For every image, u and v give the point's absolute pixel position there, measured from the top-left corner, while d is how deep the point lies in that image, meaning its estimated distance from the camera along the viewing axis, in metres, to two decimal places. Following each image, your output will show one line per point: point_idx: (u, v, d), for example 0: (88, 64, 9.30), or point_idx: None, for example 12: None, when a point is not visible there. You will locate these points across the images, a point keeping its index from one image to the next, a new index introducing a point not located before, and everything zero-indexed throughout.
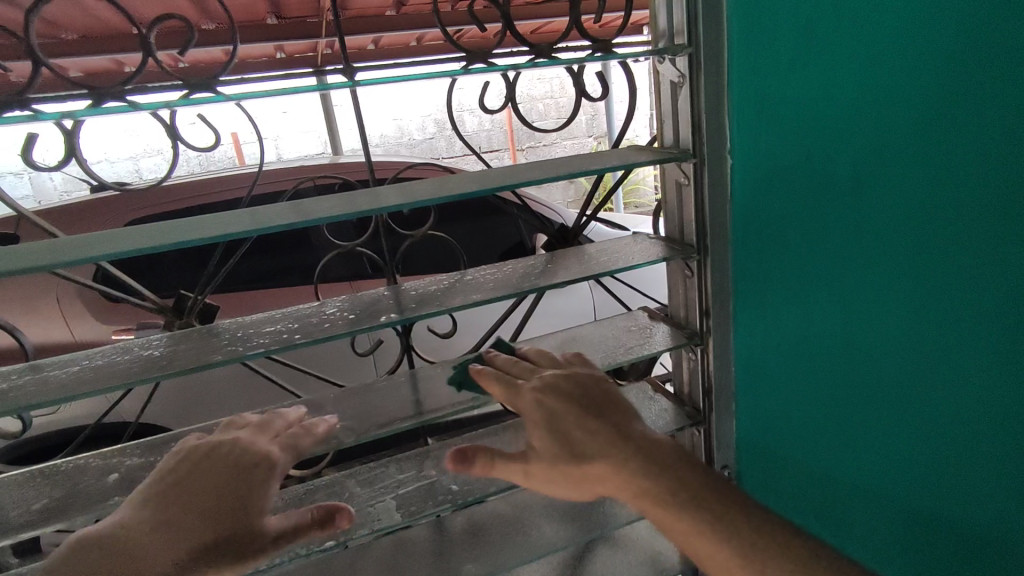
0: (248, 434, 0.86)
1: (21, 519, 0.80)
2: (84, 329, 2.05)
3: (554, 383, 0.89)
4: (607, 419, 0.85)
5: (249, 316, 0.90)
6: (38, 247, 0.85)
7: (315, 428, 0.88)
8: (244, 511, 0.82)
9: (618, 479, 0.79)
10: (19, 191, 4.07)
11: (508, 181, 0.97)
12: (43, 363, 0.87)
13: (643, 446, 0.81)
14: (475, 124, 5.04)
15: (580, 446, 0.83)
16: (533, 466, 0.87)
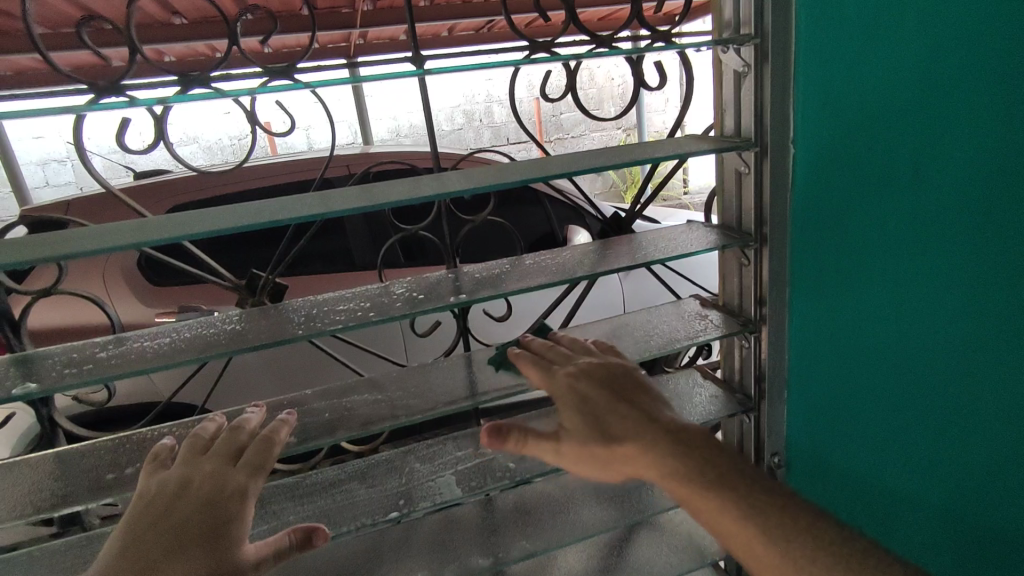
0: (209, 462, 0.81)
1: (115, 480, 0.86)
2: (131, 310, 2.13)
3: (589, 368, 0.89)
4: (635, 403, 0.85)
5: (323, 295, 0.95)
6: (130, 226, 0.90)
7: (276, 436, 0.84)
8: (229, 541, 0.75)
9: (649, 459, 0.78)
10: (63, 178, 4.20)
11: (569, 167, 0.99)
12: (127, 336, 0.91)
13: (675, 430, 0.80)
14: (504, 116, 5.04)
15: (611, 427, 0.82)
16: (565, 446, 0.83)
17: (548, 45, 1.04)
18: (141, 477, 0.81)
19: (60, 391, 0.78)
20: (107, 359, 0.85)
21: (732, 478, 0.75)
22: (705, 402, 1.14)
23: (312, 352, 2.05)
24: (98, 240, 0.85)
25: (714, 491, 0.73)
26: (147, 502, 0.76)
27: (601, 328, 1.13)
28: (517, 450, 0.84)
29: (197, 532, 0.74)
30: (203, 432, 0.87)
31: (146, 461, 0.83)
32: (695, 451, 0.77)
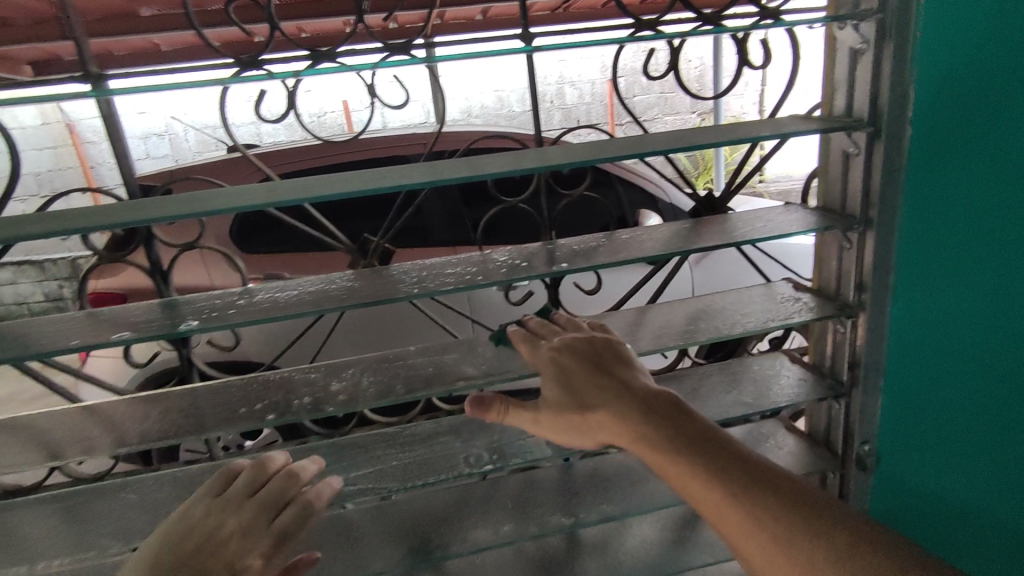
0: (248, 514, 0.84)
1: (245, 415, 0.96)
2: (222, 275, 2.30)
3: (572, 343, 0.96)
4: (610, 373, 0.92)
5: (430, 260, 1.03)
6: (258, 188, 0.98)
7: (316, 501, 0.89)
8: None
9: (617, 422, 0.87)
10: (161, 151, 4.57)
11: (669, 145, 1.01)
12: (256, 289, 1.00)
13: (649, 395, 0.88)
14: (576, 98, 5.01)
15: (587, 397, 0.91)
16: (543, 415, 0.94)
17: (653, 22, 1.05)
18: (197, 490, 0.87)
19: (210, 331, 0.89)
20: (245, 305, 0.95)
21: (699, 437, 0.82)
22: (792, 384, 1.11)
23: (405, 315, 2.17)
24: (234, 200, 0.94)
25: (679, 449, 0.81)
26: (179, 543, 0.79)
27: (689, 307, 1.15)
28: (501, 421, 0.96)
29: None
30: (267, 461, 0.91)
31: (210, 477, 0.89)
32: (664, 414, 0.85)
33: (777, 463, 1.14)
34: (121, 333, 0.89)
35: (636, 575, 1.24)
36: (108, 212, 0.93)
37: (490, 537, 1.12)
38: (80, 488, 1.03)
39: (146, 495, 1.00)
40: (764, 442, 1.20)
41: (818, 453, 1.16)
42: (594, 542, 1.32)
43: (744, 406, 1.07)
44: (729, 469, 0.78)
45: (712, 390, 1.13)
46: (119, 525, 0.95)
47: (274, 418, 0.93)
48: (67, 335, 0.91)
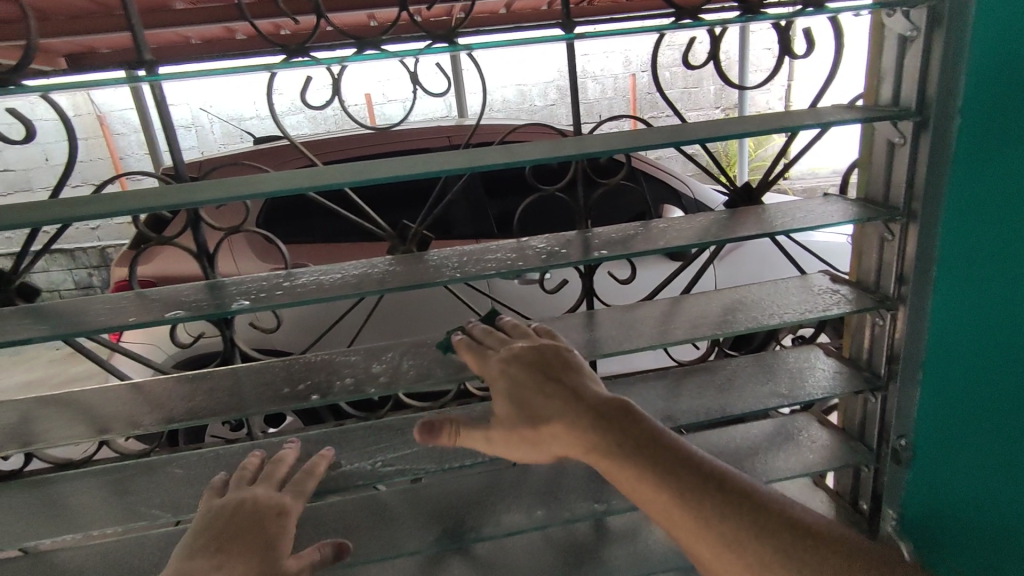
0: (258, 489, 0.90)
1: (288, 395, 0.98)
2: (247, 265, 2.34)
3: (521, 352, 0.92)
4: (559, 382, 0.89)
5: (469, 247, 1.05)
6: (301, 173, 1.00)
7: (316, 468, 0.95)
8: (274, 554, 0.83)
9: (573, 435, 0.85)
10: (188, 143, 4.70)
11: (709, 134, 1.01)
12: (297, 272, 1.02)
13: (599, 404, 0.86)
14: (597, 92, 4.99)
15: (539, 410, 0.88)
16: (494, 431, 0.91)
17: (695, 11, 1.04)
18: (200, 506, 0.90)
19: (258, 312, 0.91)
20: (291, 287, 0.97)
21: (651, 448, 0.81)
22: (825, 377, 1.10)
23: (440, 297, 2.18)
24: (278, 185, 0.97)
25: (631, 462, 0.81)
26: (206, 528, 0.84)
27: (724, 298, 1.14)
28: (452, 441, 0.95)
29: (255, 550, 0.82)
30: (251, 462, 0.96)
31: (204, 492, 0.92)
32: (615, 424, 0.84)
33: (809, 457, 1.13)
34: (173, 312, 0.93)
35: (662, 565, 1.24)
36: (160, 194, 0.96)
37: (521, 521, 1.13)
38: (127, 462, 1.07)
39: (191, 470, 1.04)
40: (797, 436, 1.19)
41: (851, 448, 1.15)
42: (622, 530, 1.33)
43: (780, 397, 1.06)
44: (679, 478, 0.79)
45: (746, 380, 1.11)
46: (167, 497, 0.98)
47: (316, 398, 0.95)
48: (121, 313, 0.94)
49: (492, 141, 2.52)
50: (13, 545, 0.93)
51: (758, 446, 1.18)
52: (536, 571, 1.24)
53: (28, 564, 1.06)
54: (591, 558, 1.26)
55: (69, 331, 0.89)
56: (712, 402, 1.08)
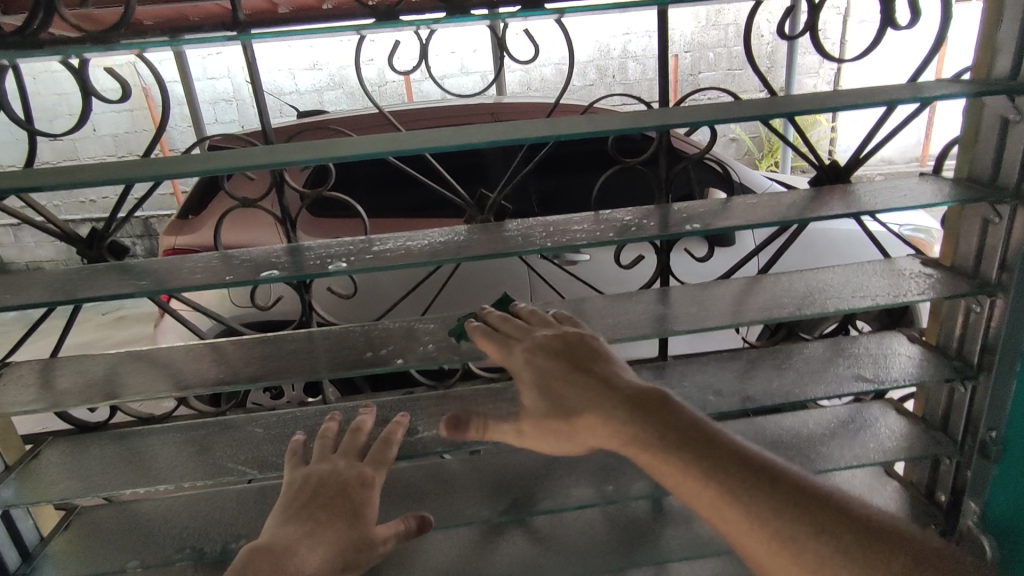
0: (340, 461, 0.95)
1: (370, 358, 1.00)
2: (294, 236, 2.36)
3: (548, 342, 0.91)
4: (588, 371, 0.87)
5: (551, 218, 1.04)
6: (382, 137, 0.98)
7: (393, 437, 0.97)
8: (361, 521, 0.91)
9: (607, 426, 0.82)
10: (229, 116, 4.78)
11: (806, 107, 0.97)
12: (376, 239, 1.02)
13: (633, 396, 0.83)
14: (638, 73, 4.89)
15: (570, 402, 0.87)
16: (526, 424, 0.91)
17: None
18: (284, 472, 0.95)
19: (352, 274, 0.92)
20: (378, 252, 0.98)
21: (691, 439, 0.78)
22: (903, 365, 1.06)
23: (506, 268, 2.18)
24: (364, 147, 0.96)
25: (675, 455, 0.77)
26: (295, 497, 0.91)
27: (805, 278, 1.10)
28: (481, 435, 0.96)
29: (342, 516, 0.90)
30: (330, 428, 1.00)
31: (285, 458, 0.97)
32: (651, 415, 0.81)
33: (882, 446, 1.10)
34: (268, 272, 0.94)
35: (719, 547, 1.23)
36: (253, 154, 0.96)
37: (591, 496, 1.14)
38: (207, 420, 1.10)
39: (272, 429, 1.07)
40: (872, 423, 1.16)
41: (931, 438, 1.11)
42: (680, 511, 1.32)
43: (863, 381, 1.03)
44: (727, 471, 0.75)
45: (827, 361, 1.08)
46: (252, 454, 1.01)
47: (401, 362, 0.96)
48: (214, 272, 0.96)
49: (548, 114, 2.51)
50: (98, 493, 0.95)
51: (833, 431, 1.15)
52: (593, 546, 1.25)
53: (113, 512, 1.11)
54: (652, 535, 1.27)
55: (167, 287, 0.91)
56: (793, 380, 1.05)
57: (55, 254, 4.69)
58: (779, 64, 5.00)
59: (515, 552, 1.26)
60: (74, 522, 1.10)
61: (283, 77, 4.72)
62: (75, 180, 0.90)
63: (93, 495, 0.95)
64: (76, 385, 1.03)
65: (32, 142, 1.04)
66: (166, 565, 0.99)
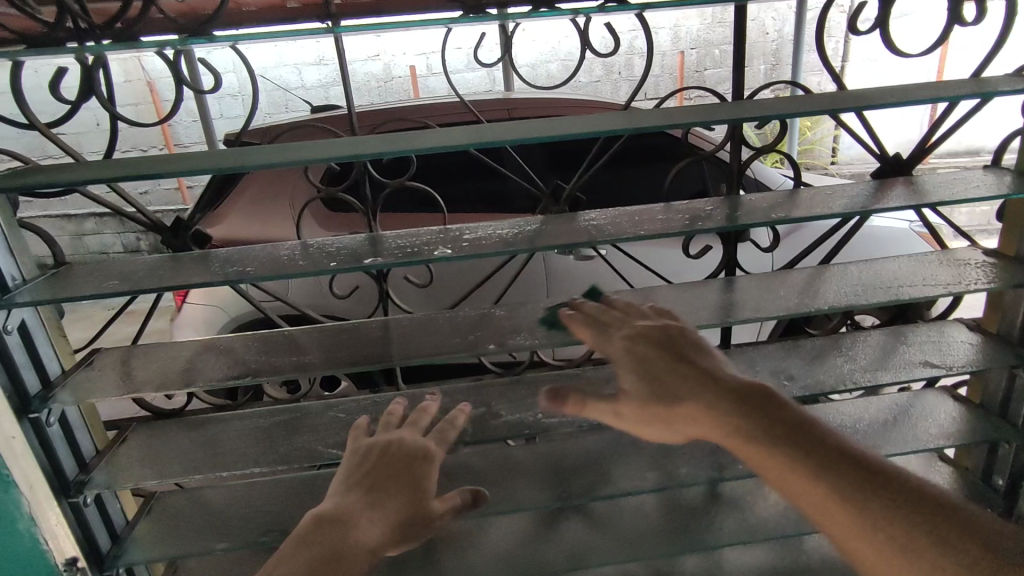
0: (405, 433, 0.97)
1: (453, 346, 1.01)
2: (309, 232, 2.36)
3: (646, 330, 0.90)
4: (691, 362, 0.86)
5: (626, 209, 1.05)
6: (461, 130, 0.98)
7: (457, 420, 0.99)
8: (420, 495, 0.91)
9: (710, 415, 0.81)
10: (235, 111, 4.76)
11: (885, 99, 0.98)
12: (454, 228, 1.02)
13: (739, 387, 0.82)
14: (644, 69, 4.89)
15: (673, 389, 0.84)
16: (623, 407, 0.87)
17: None
18: (348, 444, 0.97)
19: (458, 259, 0.91)
20: (463, 239, 0.98)
21: (796, 433, 0.77)
22: (959, 351, 1.09)
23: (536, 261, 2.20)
24: (445, 138, 0.95)
25: (783, 451, 0.76)
26: (358, 468, 0.93)
27: (867, 266, 1.12)
28: (578, 411, 0.91)
29: (402, 490, 0.91)
30: (396, 409, 1.02)
31: (351, 429, 0.99)
32: (755, 407, 0.80)
33: (939, 430, 1.13)
34: (364, 259, 0.93)
35: (776, 531, 1.25)
36: (337, 145, 0.95)
37: (656, 480, 1.16)
38: (282, 407, 1.12)
39: (351, 416, 1.09)
40: (927, 408, 1.19)
41: (990, 421, 1.14)
42: (733, 497, 1.35)
43: (931, 366, 1.06)
44: (838, 469, 0.74)
45: (891, 348, 1.11)
46: (334, 439, 1.04)
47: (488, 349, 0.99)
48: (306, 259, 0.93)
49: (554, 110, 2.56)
50: (171, 479, 0.97)
51: (890, 417, 1.18)
52: (652, 532, 1.27)
53: (190, 498, 1.13)
54: (710, 521, 1.29)
55: (260, 273, 0.90)
56: (862, 366, 1.08)
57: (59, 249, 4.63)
58: (784, 61, 5.01)
59: (574, 537, 1.28)
60: (155, 508, 1.12)
61: (289, 72, 4.71)
62: (179, 170, 0.89)
63: (165, 481, 0.97)
64: (159, 372, 1.01)
65: (113, 128, 1.07)
66: (251, 546, 1.02)
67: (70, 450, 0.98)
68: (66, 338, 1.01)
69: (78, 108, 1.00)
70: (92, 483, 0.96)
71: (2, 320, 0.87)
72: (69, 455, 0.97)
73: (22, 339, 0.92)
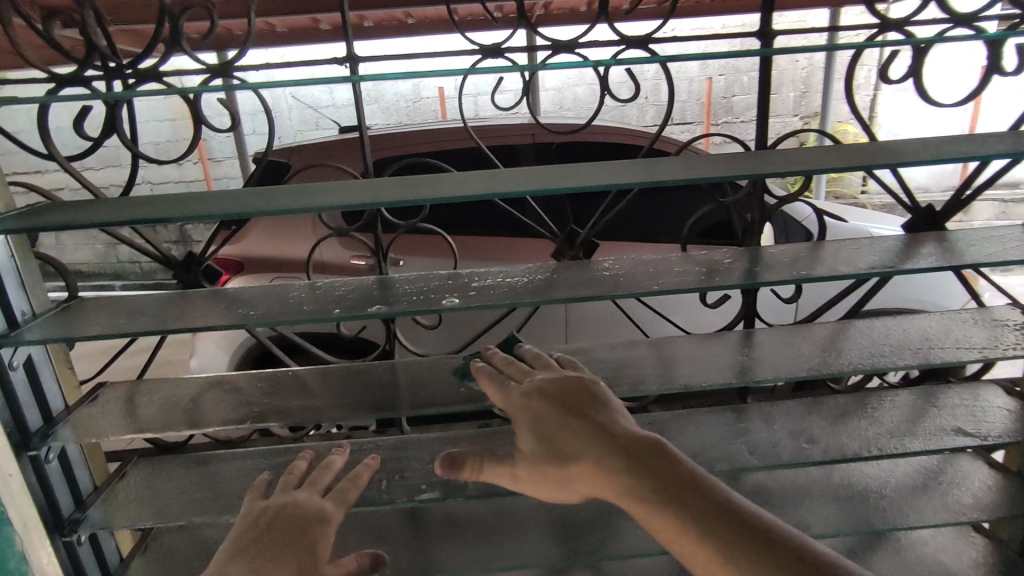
0: (302, 493, 0.88)
1: (457, 396, 0.99)
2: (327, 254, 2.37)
3: (543, 384, 0.85)
4: (584, 417, 0.80)
5: (641, 260, 1.02)
6: (477, 178, 0.96)
7: (360, 478, 0.91)
8: (315, 556, 0.80)
9: (599, 477, 0.74)
10: (266, 129, 4.85)
11: (918, 154, 0.93)
12: (464, 274, 1.00)
13: (630, 443, 0.76)
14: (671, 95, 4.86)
15: (564, 447, 0.78)
16: (518, 468, 0.81)
17: (902, 22, 0.97)
18: (242, 510, 0.88)
19: (466, 310, 0.88)
20: (471, 287, 0.96)
21: (687, 493, 0.70)
22: (992, 417, 1.03)
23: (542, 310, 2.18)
24: (457, 186, 0.94)
25: (669, 510, 0.69)
26: (246, 532, 0.82)
27: (895, 324, 1.06)
28: (476, 476, 0.86)
29: (293, 551, 0.80)
30: (297, 467, 0.93)
31: (245, 494, 0.90)
32: (646, 467, 0.73)
33: (973, 500, 1.06)
34: (372, 306, 0.91)
35: None
36: (349, 191, 0.94)
37: None
38: (285, 448, 1.10)
39: (354, 459, 1.07)
40: (959, 476, 1.12)
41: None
42: None
43: (965, 435, 0.99)
44: (727, 525, 0.67)
45: (920, 411, 1.05)
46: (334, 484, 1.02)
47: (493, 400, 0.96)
48: (312, 304, 0.92)
49: (577, 142, 2.56)
50: (165, 522, 0.95)
51: (918, 484, 1.11)
52: None
53: (187, 536, 1.12)
54: None
55: (262, 317, 0.89)
56: (888, 431, 1.02)
57: (91, 257, 4.75)
58: (814, 90, 4.95)
59: None
60: (151, 546, 1.11)
61: (320, 92, 4.81)
62: (189, 213, 0.88)
63: (160, 525, 0.95)
64: (161, 410, 1.00)
65: (133, 163, 1.08)
66: None
67: (69, 487, 0.98)
68: (72, 372, 1.02)
69: (99, 146, 1.01)
70: (88, 522, 0.96)
71: (9, 357, 0.88)
72: (67, 491, 0.97)
73: (28, 375, 0.93)
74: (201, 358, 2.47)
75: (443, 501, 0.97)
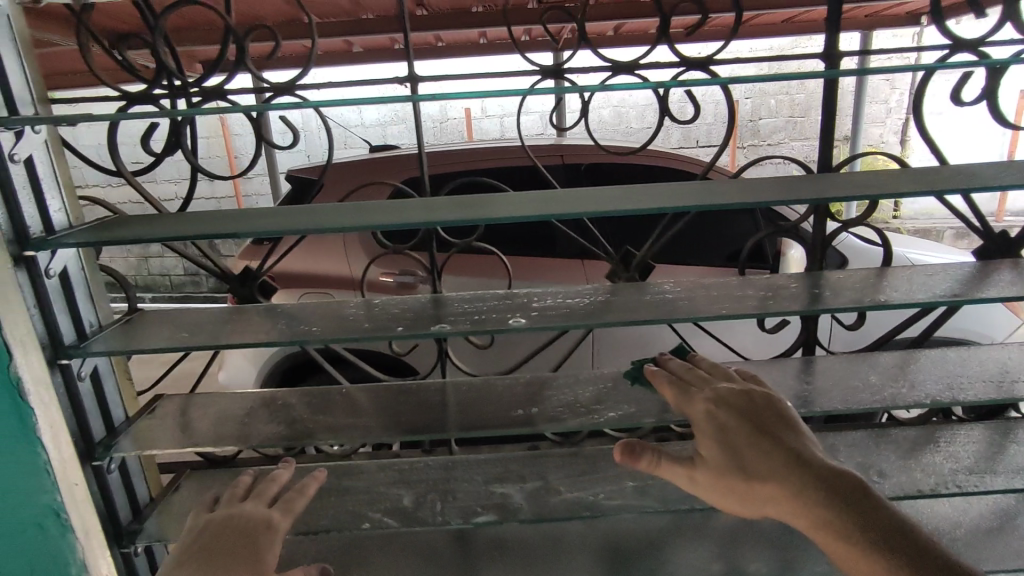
0: (249, 505, 0.85)
1: (513, 418, 0.97)
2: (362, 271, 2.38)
3: (729, 397, 0.83)
4: (776, 437, 0.78)
5: (701, 284, 1.00)
6: (539, 198, 0.95)
7: (308, 488, 0.87)
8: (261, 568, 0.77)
9: (794, 502, 0.73)
10: (298, 147, 4.96)
11: (993, 179, 0.90)
12: (522, 295, 0.99)
13: (827, 473, 0.74)
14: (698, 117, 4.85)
15: (754, 464, 0.76)
16: (698, 473, 0.79)
17: (974, 44, 0.95)
18: (188, 524, 0.85)
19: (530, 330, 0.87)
20: (532, 308, 0.94)
21: (899, 537, 0.67)
22: None
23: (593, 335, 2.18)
24: (519, 206, 0.93)
25: (877, 552, 0.67)
26: (187, 545, 0.79)
27: (969, 355, 1.02)
28: (652, 470, 0.81)
29: (236, 562, 0.77)
30: (244, 480, 0.90)
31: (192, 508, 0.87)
32: (847, 503, 0.71)
33: None
34: (433, 325, 0.90)
35: None
36: (411, 210, 0.94)
37: (722, 572, 1.07)
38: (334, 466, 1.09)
39: (403, 480, 1.05)
40: None
41: None
42: None
43: None
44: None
45: (999, 447, 1.00)
46: (384, 504, 1.00)
47: (551, 424, 0.94)
48: (370, 322, 0.91)
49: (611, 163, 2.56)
50: None
51: (995, 525, 1.05)
52: None
53: None
54: None
55: (321, 334, 0.89)
56: (966, 467, 0.97)
57: (125, 270, 4.86)
58: (844, 113, 4.91)
59: None
60: None
61: (351, 112, 4.92)
62: (255, 228, 0.89)
63: None
64: (215, 424, 1.00)
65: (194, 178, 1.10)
66: None
67: (126, 497, 0.98)
68: (132, 382, 1.02)
69: (163, 160, 1.03)
70: (145, 534, 0.95)
71: (77, 367, 0.88)
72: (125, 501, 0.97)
73: (93, 385, 0.93)
74: (234, 372, 2.49)
75: (496, 524, 0.95)
